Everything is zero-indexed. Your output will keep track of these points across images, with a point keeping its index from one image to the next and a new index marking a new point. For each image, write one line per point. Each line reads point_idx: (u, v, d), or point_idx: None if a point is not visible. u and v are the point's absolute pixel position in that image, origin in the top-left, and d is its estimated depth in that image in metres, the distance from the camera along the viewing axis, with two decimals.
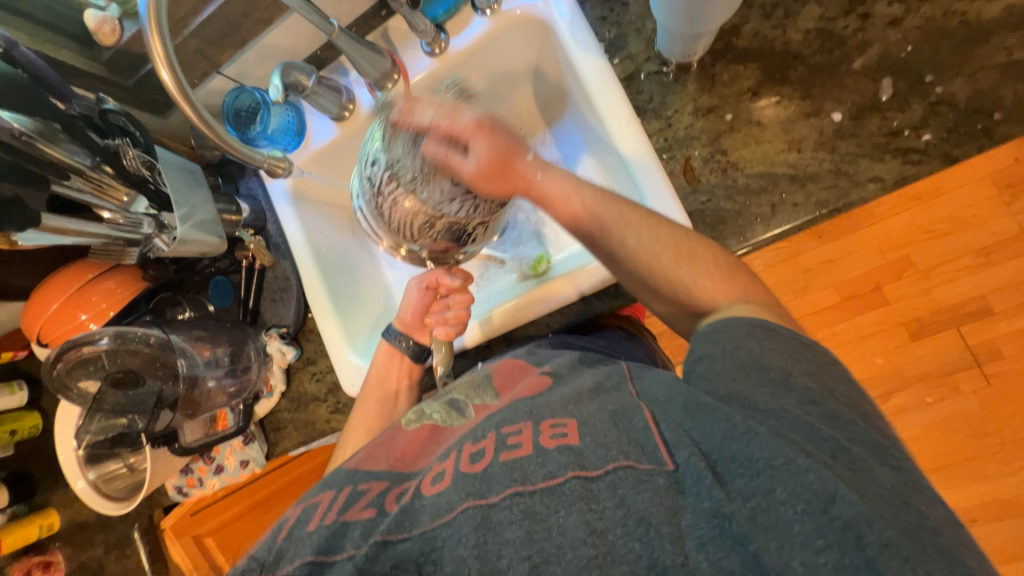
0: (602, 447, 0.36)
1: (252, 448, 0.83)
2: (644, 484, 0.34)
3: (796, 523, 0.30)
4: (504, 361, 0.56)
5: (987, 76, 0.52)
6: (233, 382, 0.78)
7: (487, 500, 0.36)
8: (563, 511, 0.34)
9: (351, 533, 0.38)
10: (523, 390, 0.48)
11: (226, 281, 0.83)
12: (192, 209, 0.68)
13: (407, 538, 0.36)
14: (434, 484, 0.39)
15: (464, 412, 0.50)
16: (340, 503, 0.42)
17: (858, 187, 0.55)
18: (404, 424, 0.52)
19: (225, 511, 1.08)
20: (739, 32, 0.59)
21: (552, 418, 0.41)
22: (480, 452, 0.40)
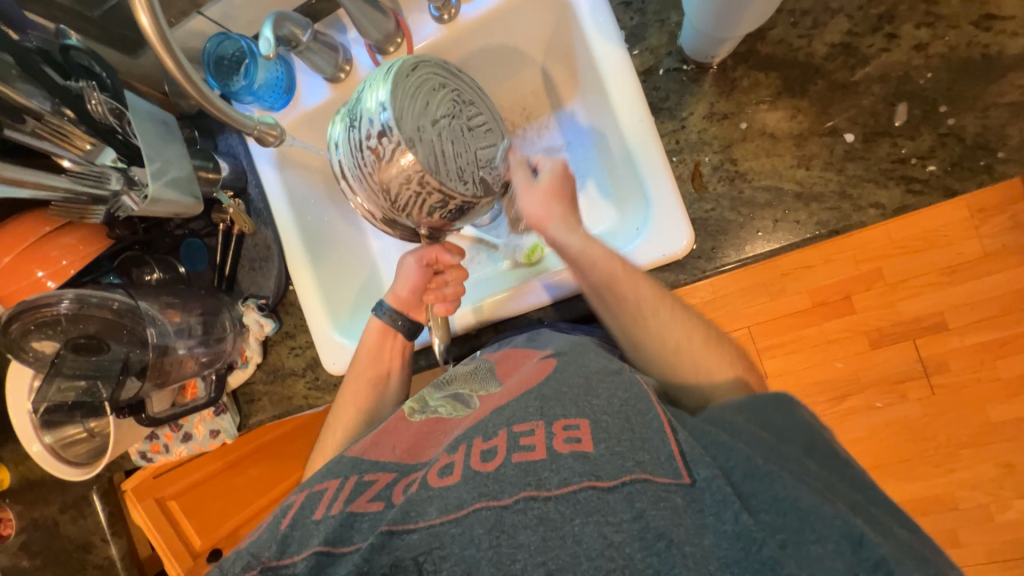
0: (614, 453, 0.36)
1: (224, 419, 0.80)
2: (663, 501, 0.33)
3: (828, 560, 0.30)
4: (504, 351, 0.57)
5: (1001, 111, 0.52)
6: (207, 351, 0.75)
7: (500, 501, 0.35)
8: (579, 520, 0.34)
9: (359, 526, 0.38)
10: (524, 377, 0.48)
11: (200, 244, 0.78)
12: (165, 164, 0.63)
13: (414, 529, 0.36)
14: (442, 476, 0.39)
15: (468, 403, 0.51)
16: (346, 492, 0.42)
17: (860, 211, 0.56)
18: (407, 414, 0.53)
19: (196, 472, 1.09)
20: (765, 37, 0.57)
21: (565, 418, 0.40)
22: (492, 450, 0.39)
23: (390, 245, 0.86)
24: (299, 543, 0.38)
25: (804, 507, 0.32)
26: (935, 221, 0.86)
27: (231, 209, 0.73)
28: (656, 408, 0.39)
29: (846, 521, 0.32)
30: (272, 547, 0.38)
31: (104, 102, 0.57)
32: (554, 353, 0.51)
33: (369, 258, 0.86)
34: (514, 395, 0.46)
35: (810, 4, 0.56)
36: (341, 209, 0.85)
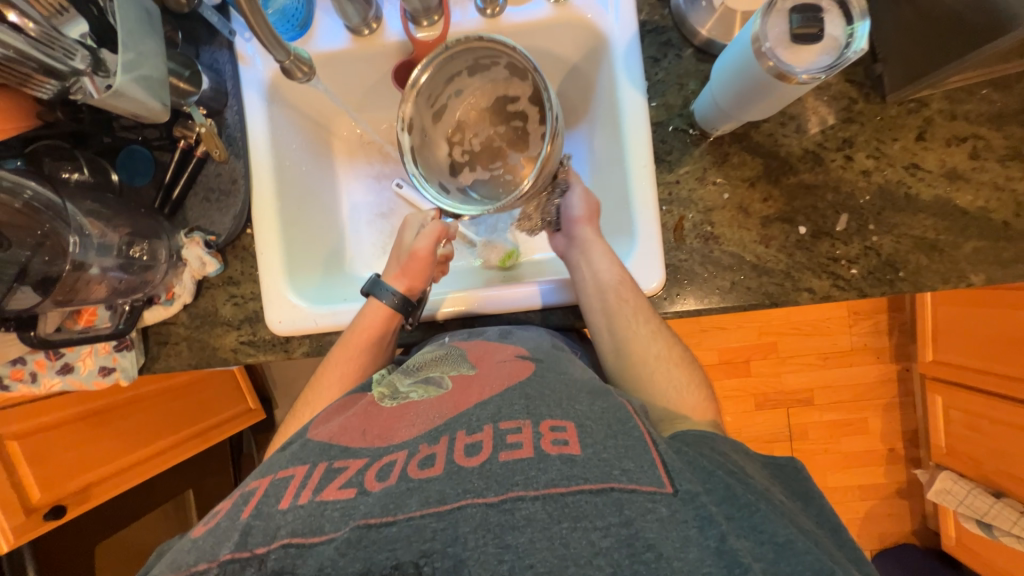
0: (601, 458, 0.38)
1: (124, 357, 0.69)
2: (649, 513, 0.35)
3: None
4: (476, 343, 0.59)
5: (908, 241, 0.65)
6: (124, 278, 0.65)
7: (486, 498, 0.36)
8: (566, 523, 0.35)
9: (329, 514, 0.38)
10: (507, 371, 0.50)
11: (146, 154, 0.69)
12: (140, 58, 0.55)
13: (393, 522, 0.36)
14: (423, 467, 0.40)
15: (441, 384, 0.52)
16: (316, 481, 0.41)
17: (797, 292, 0.66)
18: (377, 399, 0.52)
19: (54, 412, 0.95)
20: (758, 127, 0.67)
21: (552, 419, 0.42)
22: (476, 445, 0.41)
23: (363, 214, 0.83)
24: (264, 536, 0.37)
25: (781, 542, 0.36)
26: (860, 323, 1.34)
27: (202, 129, 0.65)
28: (650, 447, 0.40)
29: (819, 559, 0.35)
30: (233, 537, 0.38)
31: None
32: (529, 355, 0.54)
33: (338, 221, 0.81)
34: (490, 391, 0.47)
35: (798, 112, 0.66)
36: (322, 163, 0.80)
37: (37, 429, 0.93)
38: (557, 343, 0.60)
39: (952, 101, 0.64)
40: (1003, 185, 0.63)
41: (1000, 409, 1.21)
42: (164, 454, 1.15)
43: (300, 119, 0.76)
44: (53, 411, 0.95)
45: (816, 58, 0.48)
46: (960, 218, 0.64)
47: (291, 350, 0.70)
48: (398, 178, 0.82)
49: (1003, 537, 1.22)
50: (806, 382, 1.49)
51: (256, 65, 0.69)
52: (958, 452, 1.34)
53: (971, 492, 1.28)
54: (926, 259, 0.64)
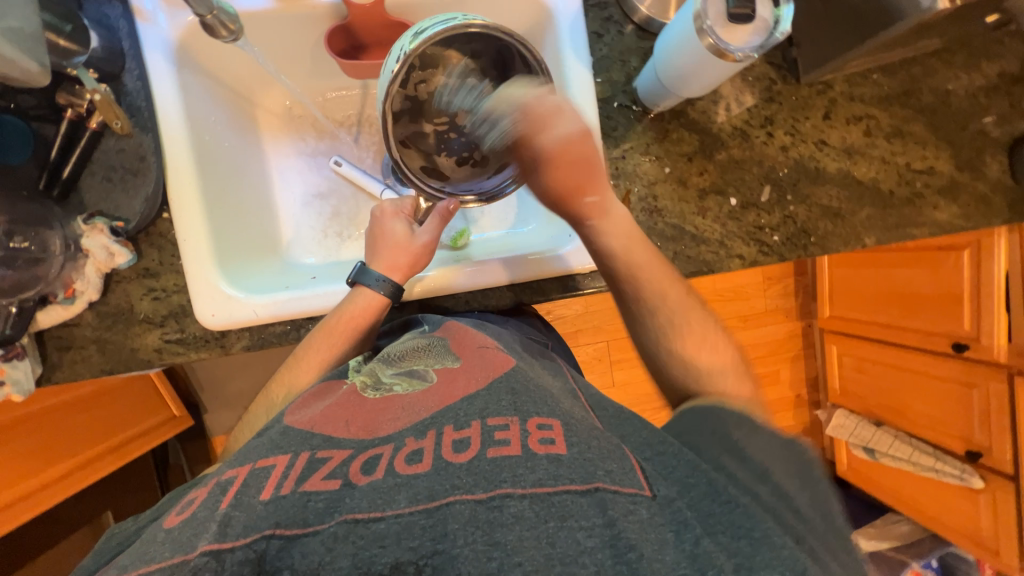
0: (586, 458, 0.39)
1: (17, 368, 0.58)
2: (631, 514, 0.37)
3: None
4: (456, 329, 0.57)
5: (817, 209, 0.73)
6: (6, 275, 0.55)
7: (475, 495, 0.36)
8: (553, 522, 0.36)
9: (314, 506, 0.37)
10: (488, 364, 0.50)
11: (20, 126, 0.57)
12: (5, 6, 0.46)
13: (382, 518, 0.36)
14: (410, 463, 0.39)
15: (425, 377, 0.51)
16: (299, 470, 0.40)
17: (730, 259, 0.72)
18: (359, 389, 0.50)
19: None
20: (693, 105, 0.71)
21: (540, 418, 0.42)
22: (464, 441, 0.41)
23: (298, 194, 0.76)
24: (245, 526, 0.35)
25: (756, 535, 0.37)
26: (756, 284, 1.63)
27: (95, 95, 0.55)
28: (629, 452, 0.42)
29: (793, 554, 0.36)
30: (211, 527, 0.36)
31: None
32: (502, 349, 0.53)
33: (270, 202, 0.74)
34: (478, 383, 0.47)
35: (726, 91, 0.71)
36: (246, 137, 0.72)
37: None
38: (524, 344, 0.61)
39: (850, 84, 0.73)
40: (889, 159, 0.74)
41: (882, 352, 1.44)
42: (85, 469, 1.04)
43: (216, 86, 0.67)
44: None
45: (749, 38, 0.52)
46: (858, 188, 0.74)
47: (228, 345, 0.64)
48: (336, 155, 0.77)
49: (882, 458, 1.46)
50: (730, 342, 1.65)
51: (158, 22, 0.60)
52: (850, 391, 1.56)
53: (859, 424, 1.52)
54: (832, 225, 0.74)
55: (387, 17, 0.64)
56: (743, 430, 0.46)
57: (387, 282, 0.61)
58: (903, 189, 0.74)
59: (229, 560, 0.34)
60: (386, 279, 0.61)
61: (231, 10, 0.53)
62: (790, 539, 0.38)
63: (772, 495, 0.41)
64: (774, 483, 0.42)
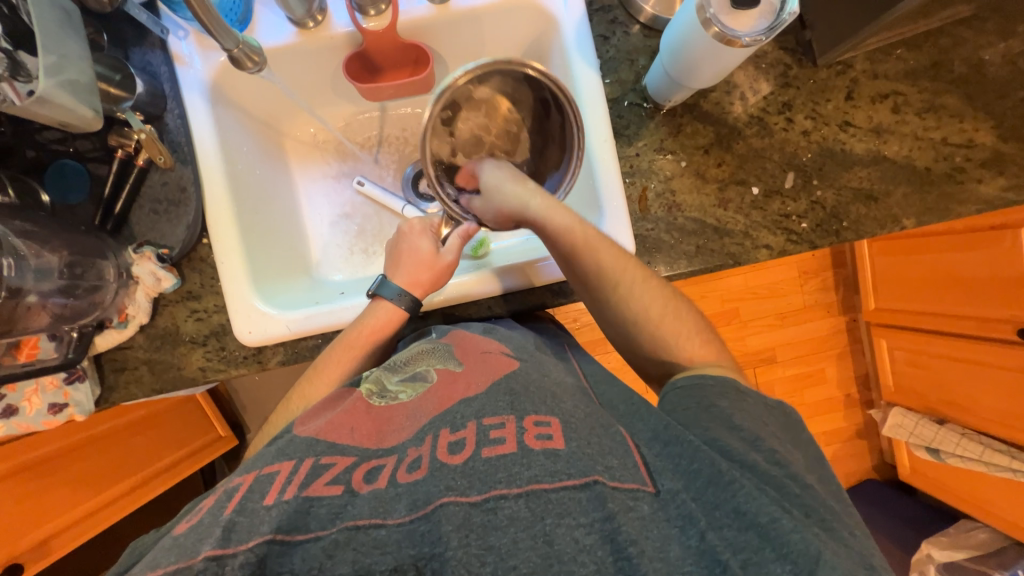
0: (584, 452, 0.39)
1: (77, 389, 0.64)
2: (631, 510, 0.37)
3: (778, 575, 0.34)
4: (462, 335, 0.58)
5: (848, 193, 0.70)
6: (68, 304, 0.60)
7: (470, 498, 0.37)
8: (550, 520, 0.36)
9: (316, 512, 0.38)
10: (490, 368, 0.50)
11: (78, 168, 0.63)
12: (64, 61, 0.52)
13: (382, 525, 0.37)
14: (410, 471, 0.40)
15: (426, 377, 0.52)
16: (301, 477, 0.41)
17: (756, 250, 0.70)
18: (364, 397, 0.52)
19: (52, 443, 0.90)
20: (706, 97, 0.70)
21: (537, 414, 0.42)
22: (459, 443, 0.41)
23: (325, 215, 0.80)
24: (247, 531, 0.36)
25: (763, 523, 0.36)
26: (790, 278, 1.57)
27: (141, 134, 0.61)
28: (633, 447, 0.42)
29: (805, 539, 0.36)
30: (215, 532, 0.36)
31: None
32: (514, 351, 0.53)
33: (299, 224, 0.78)
34: (479, 386, 0.47)
35: (739, 80, 0.70)
36: (276, 165, 0.77)
37: (38, 461, 0.89)
38: (540, 343, 0.60)
39: (872, 62, 0.71)
40: (922, 136, 0.70)
41: (941, 344, 1.33)
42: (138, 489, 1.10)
43: (246, 119, 0.72)
44: (52, 442, 0.90)
45: (755, 23, 0.51)
46: (889, 168, 0.70)
47: (265, 360, 0.67)
48: (358, 176, 0.81)
49: (949, 459, 1.34)
50: (768, 342, 1.58)
51: (194, 65, 0.65)
52: (905, 387, 1.47)
53: (919, 422, 1.41)
54: (864, 208, 0.70)
55: (399, 39, 0.67)
56: (729, 399, 0.48)
57: (404, 295, 0.63)
58: (941, 165, 0.70)
59: (230, 565, 0.34)
60: (405, 293, 0.63)
61: (254, 42, 0.55)
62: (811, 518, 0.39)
63: (769, 463, 0.43)
64: (774, 453, 0.44)
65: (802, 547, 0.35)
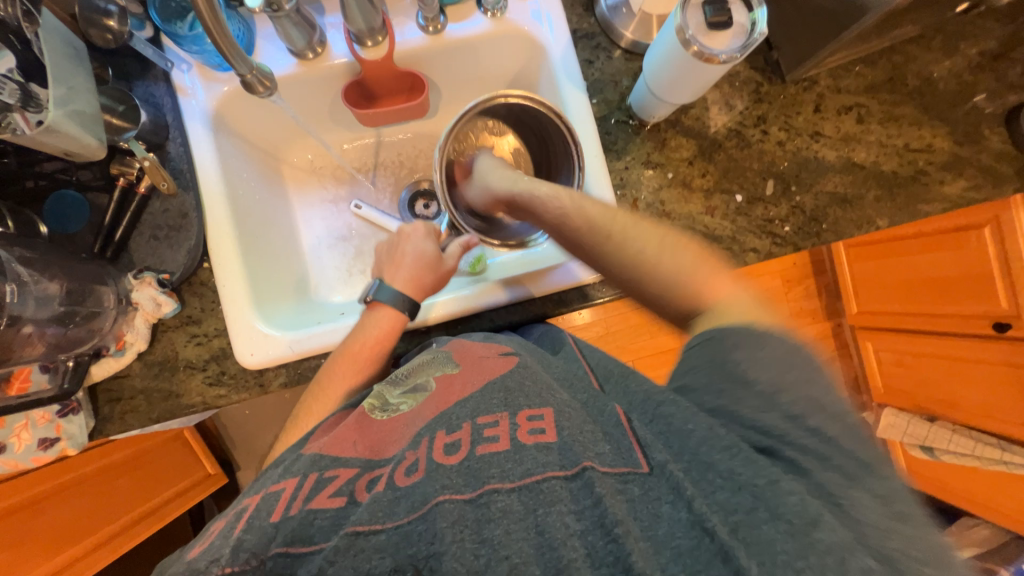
0: (574, 439, 0.39)
1: (72, 422, 0.62)
2: (620, 493, 0.36)
3: (779, 542, 0.32)
4: (462, 343, 0.58)
5: (824, 197, 0.75)
6: (65, 331, 0.59)
7: (464, 495, 0.37)
8: (542, 510, 0.35)
9: (319, 523, 0.38)
10: (485, 370, 0.50)
11: (79, 198, 0.64)
12: (72, 93, 0.53)
13: (382, 530, 0.36)
14: (408, 474, 0.40)
15: (426, 387, 0.52)
16: (306, 491, 0.41)
17: (744, 254, 0.73)
18: (367, 411, 0.51)
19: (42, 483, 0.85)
20: (687, 113, 0.75)
21: (529, 410, 0.42)
22: (455, 444, 0.41)
23: (324, 238, 0.81)
24: (252, 553, 0.37)
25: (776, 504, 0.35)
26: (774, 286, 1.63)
27: (145, 162, 0.62)
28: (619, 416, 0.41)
29: (804, 501, 0.34)
30: (222, 556, 0.37)
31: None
32: (512, 351, 0.53)
33: (299, 247, 0.79)
34: (473, 386, 0.48)
35: (715, 97, 0.76)
36: (275, 190, 0.78)
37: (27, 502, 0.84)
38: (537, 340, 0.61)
39: (835, 77, 0.77)
40: (886, 142, 0.75)
41: (922, 343, 1.37)
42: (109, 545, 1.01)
43: (247, 147, 0.74)
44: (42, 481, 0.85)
45: (730, 41, 0.56)
46: (860, 173, 0.75)
47: (267, 383, 0.66)
48: (356, 199, 0.83)
49: (943, 456, 1.36)
50: None
51: (197, 96, 0.67)
52: (894, 388, 1.51)
53: (912, 421, 1.45)
54: (841, 211, 0.75)
55: (396, 67, 0.70)
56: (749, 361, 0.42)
57: (401, 298, 0.64)
58: (906, 168, 0.75)
59: None
60: (401, 296, 0.64)
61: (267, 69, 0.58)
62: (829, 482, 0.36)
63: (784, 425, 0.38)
64: (791, 408, 0.39)
65: (799, 509, 0.33)
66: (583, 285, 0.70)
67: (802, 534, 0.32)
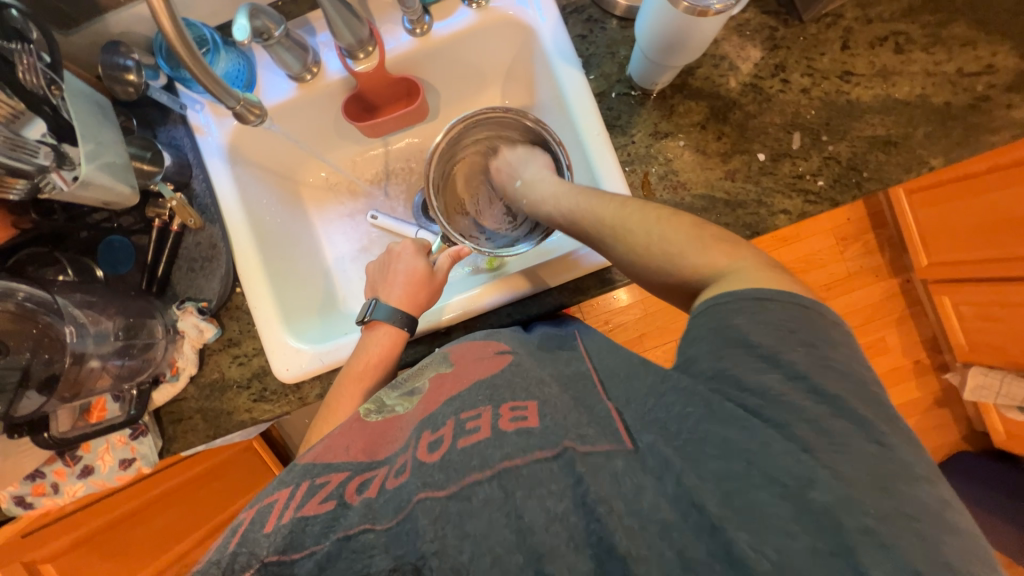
0: (558, 424, 0.39)
1: (143, 443, 0.69)
2: (602, 469, 0.36)
3: (771, 507, 0.34)
4: (462, 343, 0.58)
5: (862, 142, 0.67)
6: (125, 363, 0.66)
7: (446, 490, 0.37)
8: (521, 494, 0.36)
9: (311, 530, 0.39)
10: (484, 367, 0.49)
11: (125, 241, 0.70)
12: (100, 147, 0.58)
13: (371, 530, 0.37)
14: (398, 476, 0.41)
15: (418, 391, 0.53)
16: (299, 497, 0.42)
17: (773, 216, 0.67)
18: (362, 415, 0.53)
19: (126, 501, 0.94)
20: (694, 74, 0.70)
21: (513, 400, 0.43)
22: (438, 441, 0.42)
23: (345, 252, 0.84)
24: (249, 555, 0.38)
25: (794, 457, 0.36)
26: (825, 244, 1.50)
27: (173, 202, 0.67)
28: (604, 398, 0.42)
29: (801, 463, 0.35)
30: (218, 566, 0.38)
31: (40, 70, 0.53)
32: (509, 349, 0.53)
33: (322, 264, 0.82)
34: (464, 383, 0.48)
35: (725, 51, 0.70)
36: (295, 212, 0.82)
37: (113, 522, 0.96)
38: (544, 342, 0.58)
39: (863, 7, 0.68)
40: (933, 70, 0.66)
41: (1007, 291, 1.20)
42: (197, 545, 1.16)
43: (263, 174, 0.78)
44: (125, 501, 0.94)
45: None
46: (903, 110, 0.67)
47: (305, 395, 0.70)
48: (372, 210, 0.85)
49: None
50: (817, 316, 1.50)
51: (212, 132, 0.72)
52: (980, 344, 1.34)
53: (1006, 381, 1.28)
54: (884, 155, 0.67)
55: (389, 76, 0.71)
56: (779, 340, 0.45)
57: (396, 313, 0.65)
58: (961, 97, 0.65)
59: None
60: (396, 311, 0.65)
61: (252, 97, 0.60)
62: (831, 431, 0.36)
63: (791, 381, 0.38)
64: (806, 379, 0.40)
65: (795, 471, 0.35)
66: (598, 271, 0.68)
67: (799, 497, 0.34)
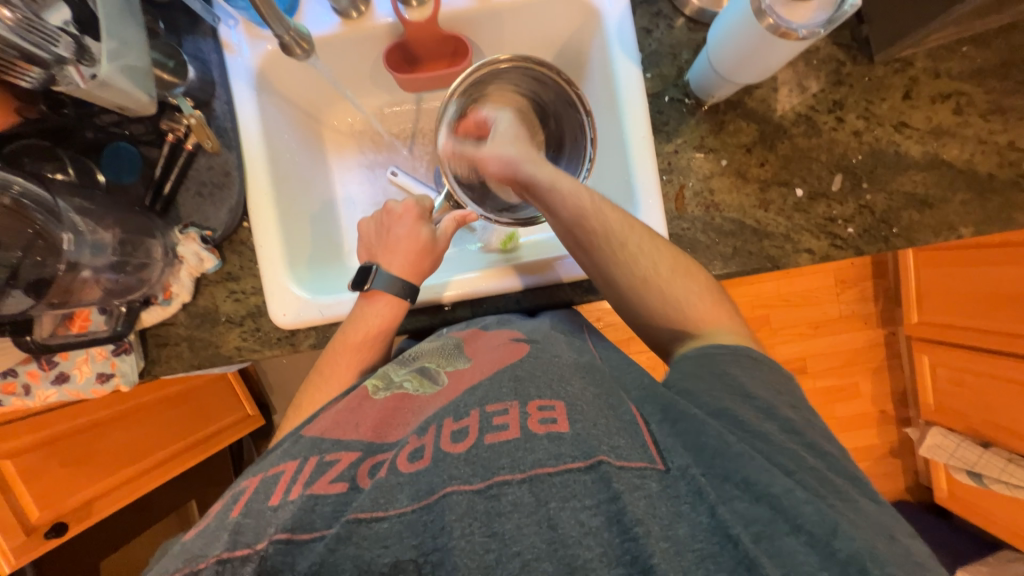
0: (589, 433, 0.39)
1: (124, 361, 0.67)
2: (638, 489, 0.37)
3: (802, 553, 0.34)
4: (471, 331, 0.60)
5: (900, 197, 0.67)
6: (119, 279, 0.63)
7: (473, 486, 0.37)
8: (555, 504, 0.36)
9: (320, 511, 0.39)
10: (498, 357, 0.51)
11: (132, 150, 0.67)
12: (123, 47, 0.55)
13: (384, 517, 0.37)
14: (412, 461, 0.41)
15: (436, 379, 0.53)
16: (307, 475, 0.43)
17: (797, 254, 0.67)
18: (370, 392, 0.53)
19: (105, 410, 0.97)
20: (752, 94, 0.68)
21: (540, 399, 0.43)
22: (462, 431, 0.42)
23: (358, 204, 0.81)
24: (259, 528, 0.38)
25: (775, 493, 0.37)
26: (823, 283, 1.51)
27: (191, 119, 0.62)
28: (630, 405, 0.44)
29: (819, 511, 0.37)
30: (224, 538, 0.39)
31: None
32: (525, 338, 0.55)
33: (332, 212, 0.80)
34: (483, 375, 0.49)
35: (788, 76, 0.68)
36: (313, 153, 0.78)
37: (88, 428, 0.96)
38: (556, 325, 0.60)
39: (934, 59, 0.67)
40: (986, 139, 0.65)
41: (984, 362, 1.25)
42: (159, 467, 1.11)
43: (288, 108, 0.75)
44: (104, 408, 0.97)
45: (813, 14, 0.49)
46: (948, 172, 0.66)
47: (297, 343, 0.69)
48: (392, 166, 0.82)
49: (991, 485, 1.26)
50: (801, 350, 1.53)
51: (243, 54, 0.67)
52: (948, 407, 1.39)
53: (961, 444, 1.34)
54: (918, 215, 0.66)
55: (440, 30, 0.67)
56: (742, 367, 0.49)
57: (395, 283, 0.64)
58: (1005, 171, 0.65)
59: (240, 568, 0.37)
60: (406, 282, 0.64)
61: (304, 30, 0.57)
62: None
63: (791, 436, 0.44)
64: None
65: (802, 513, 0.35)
66: None
67: (823, 543, 0.35)
